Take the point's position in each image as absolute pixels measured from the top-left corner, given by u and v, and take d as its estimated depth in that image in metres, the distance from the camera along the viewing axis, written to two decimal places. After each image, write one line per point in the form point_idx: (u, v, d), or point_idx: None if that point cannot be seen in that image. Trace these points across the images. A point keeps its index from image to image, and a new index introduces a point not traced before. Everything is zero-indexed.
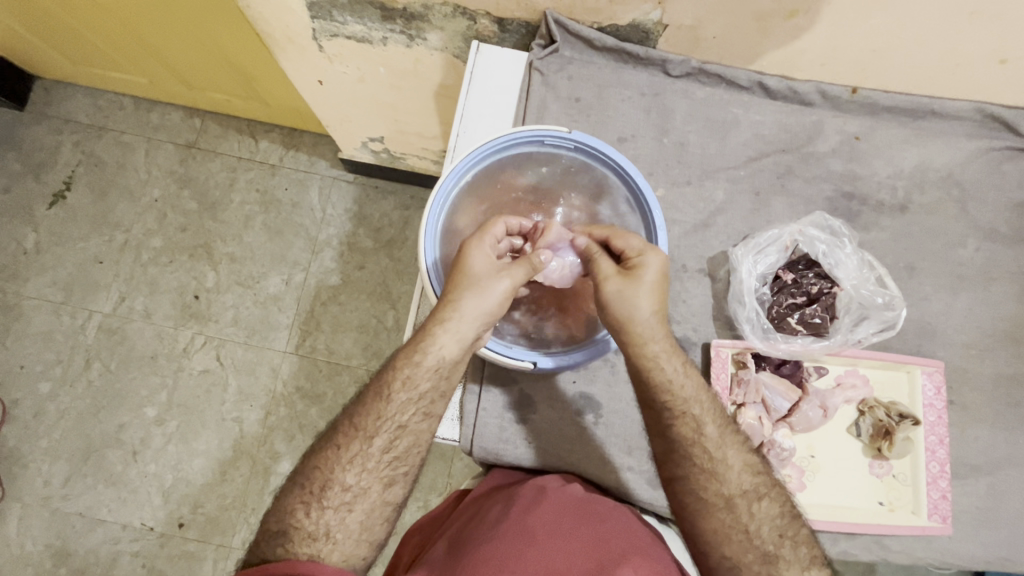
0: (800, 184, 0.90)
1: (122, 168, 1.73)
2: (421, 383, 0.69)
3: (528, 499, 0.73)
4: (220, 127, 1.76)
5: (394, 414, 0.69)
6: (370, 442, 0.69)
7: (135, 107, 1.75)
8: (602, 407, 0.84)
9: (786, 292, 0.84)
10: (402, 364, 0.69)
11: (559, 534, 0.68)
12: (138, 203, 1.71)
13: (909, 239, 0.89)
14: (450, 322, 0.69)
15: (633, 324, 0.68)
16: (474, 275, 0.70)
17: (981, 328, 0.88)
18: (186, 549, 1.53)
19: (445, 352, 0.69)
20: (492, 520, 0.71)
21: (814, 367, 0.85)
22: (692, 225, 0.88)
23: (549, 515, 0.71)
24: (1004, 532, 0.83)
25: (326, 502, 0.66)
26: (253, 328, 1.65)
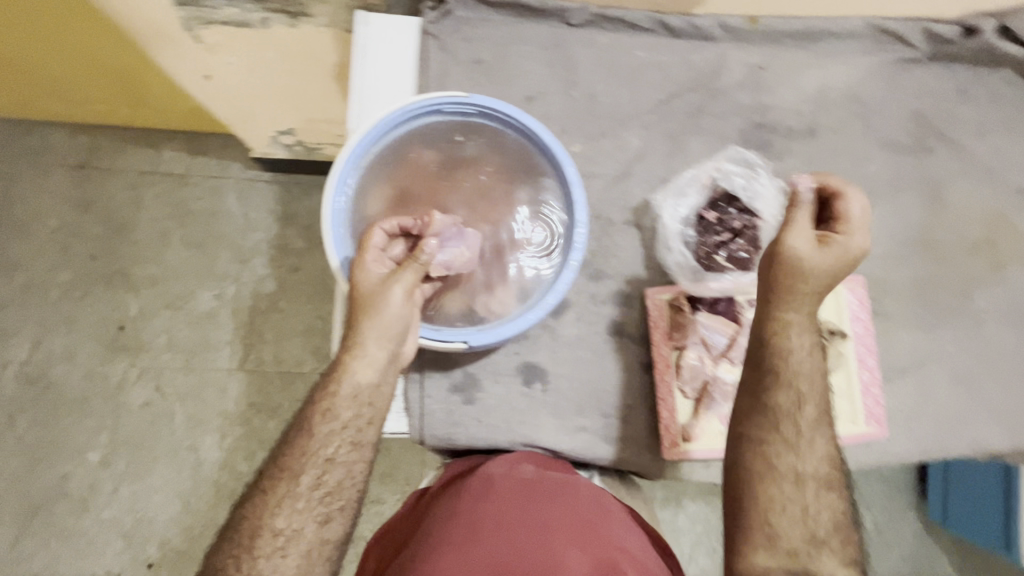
0: (712, 121, 0.89)
1: (8, 201, 1.56)
2: (343, 413, 0.66)
3: (478, 491, 0.71)
4: (112, 141, 1.60)
5: (317, 448, 0.66)
6: (299, 478, 0.65)
7: (9, 131, 1.57)
8: (548, 374, 0.83)
9: (711, 231, 0.83)
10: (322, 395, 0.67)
11: (512, 526, 0.67)
12: (36, 237, 1.56)
13: (821, 161, 0.91)
14: (358, 347, 0.66)
15: (809, 272, 0.68)
16: (369, 294, 0.65)
17: (894, 238, 0.92)
18: None
19: (360, 377, 0.67)
20: (443, 519, 0.69)
21: (746, 301, 0.84)
22: (612, 177, 0.87)
23: (501, 505, 0.69)
24: (931, 425, 0.89)
25: (257, 551, 0.63)
26: (191, 351, 1.56)
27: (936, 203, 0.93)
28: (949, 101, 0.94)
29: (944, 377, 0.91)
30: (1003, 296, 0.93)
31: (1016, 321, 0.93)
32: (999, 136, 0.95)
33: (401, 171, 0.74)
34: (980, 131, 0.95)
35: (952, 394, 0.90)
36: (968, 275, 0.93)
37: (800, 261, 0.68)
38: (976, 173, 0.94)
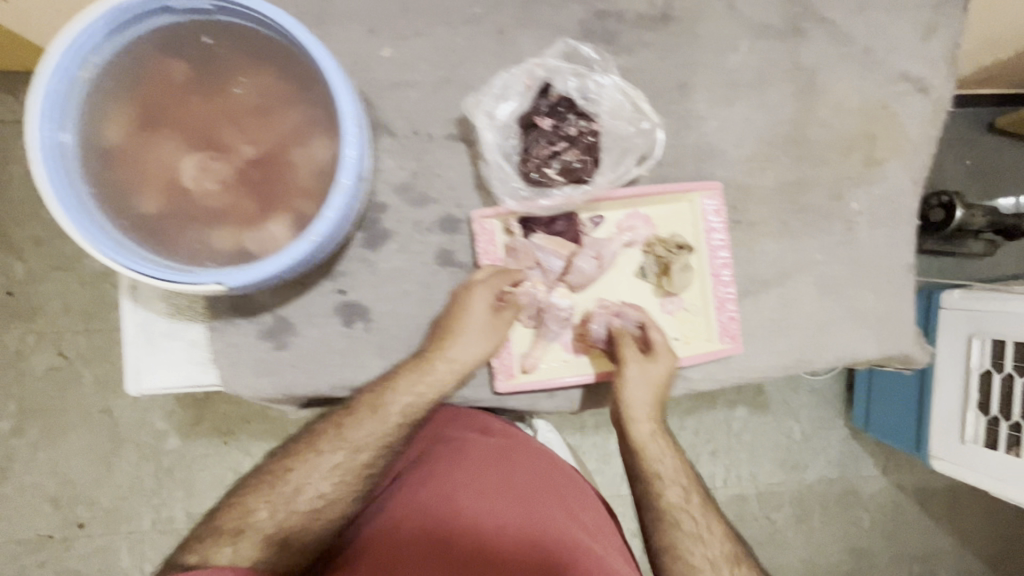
0: (547, 11, 0.77)
1: None
2: (403, 403, 0.71)
3: (447, 457, 0.75)
4: None
5: (374, 430, 0.70)
6: (354, 442, 0.70)
7: None
8: (370, 313, 0.76)
9: (542, 139, 0.73)
10: (398, 386, 0.71)
11: (485, 494, 0.73)
12: None
13: (677, 53, 0.80)
14: (443, 359, 0.72)
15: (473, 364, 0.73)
16: (474, 321, 0.71)
17: (762, 138, 0.83)
18: (97, 544, 1.49)
19: (443, 384, 0.72)
20: (415, 492, 0.73)
21: (589, 218, 0.78)
22: (432, 84, 0.75)
23: (471, 472, 0.74)
24: (795, 339, 0.85)
25: (290, 505, 0.67)
26: (90, 313, 1.48)
27: (809, 95, 0.83)
28: None
29: (812, 288, 0.85)
30: (877, 196, 0.86)
31: (891, 223, 0.87)
32: (881, 12, 0.84)
33: (143, 88, 0.61)
34: (860, 7, 0.83)
35: (818, 305, 0.85)
36: (841, 175, 0.85)
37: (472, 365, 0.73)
38: (855, 57, 0.84)
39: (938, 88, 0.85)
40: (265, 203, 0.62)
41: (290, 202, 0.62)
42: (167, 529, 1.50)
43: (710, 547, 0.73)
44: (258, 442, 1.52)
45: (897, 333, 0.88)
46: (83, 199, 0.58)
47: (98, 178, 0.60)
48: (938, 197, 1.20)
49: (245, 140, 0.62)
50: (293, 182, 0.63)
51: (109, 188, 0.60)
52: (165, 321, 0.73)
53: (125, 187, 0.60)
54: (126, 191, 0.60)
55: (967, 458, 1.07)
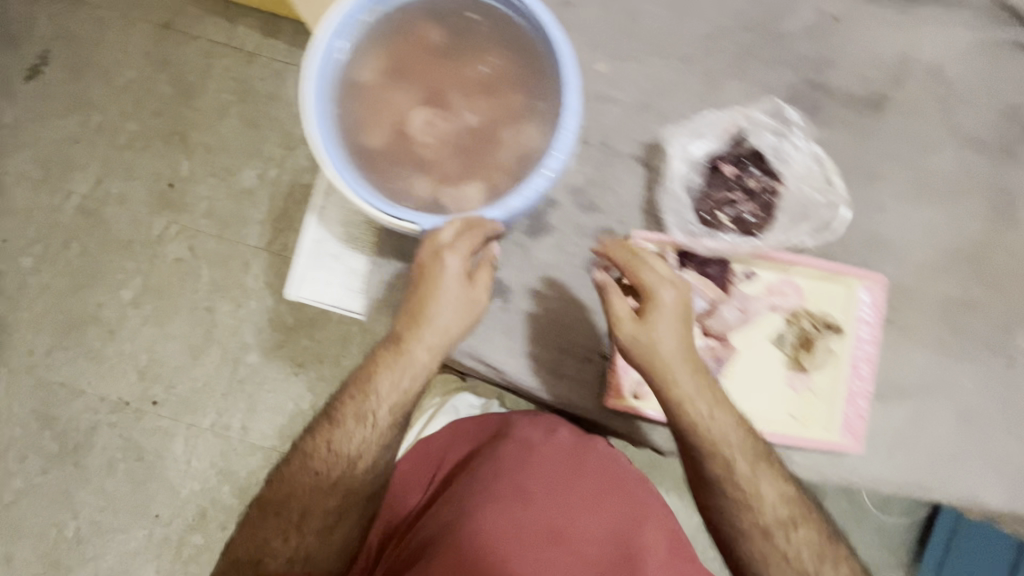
0: (760, 68, 0.79)
1: (98, 47, 1.71)
2: (396, 386, 0.70)
3: (516, 456, 0.80)
4: (198, 10, 1.71)
5: (358, 431, 0.72)
6: (343, 458, 0.72)
7: None
8: (511, 295, 0.80)
9: (724, 186, 0.76)
10: (384, 363, 0.69)
11: (556, 492, 0.78)
12: (115, 86, 1.70)
13: (876, 140, 0.80)
14: (420, 330, 0.68)
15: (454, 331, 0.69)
16: (449, 293, 0.67)
17: (938, 246, 0.80)
18: (159, 424, 1.62)
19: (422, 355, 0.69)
20: (484, 479, 0.79)
21: (742, 271, 0.78)
22: (633, 106, 0.79)
23: (540, 471, 0.79)
24: (919, 459, 0.80)
25: (303, 527, 0.73)
26: (226, 221, 1.65)
27: (1000, 219, 0.80)
28: None
29: (950, 414, 0.80)
30: None
31: None
32: None
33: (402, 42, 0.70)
34: None
35: (952, 433, 0.80)
36: (1015, 309, 0.80)
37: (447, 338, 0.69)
38: None
39: None
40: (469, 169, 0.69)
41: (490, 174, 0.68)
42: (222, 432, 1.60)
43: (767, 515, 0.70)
44: (324, 382, 1.62)
45: None
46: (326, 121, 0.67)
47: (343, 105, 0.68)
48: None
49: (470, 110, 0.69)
50: (498, 159, 0.68)
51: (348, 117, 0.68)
52: (336, 243, 0.81)
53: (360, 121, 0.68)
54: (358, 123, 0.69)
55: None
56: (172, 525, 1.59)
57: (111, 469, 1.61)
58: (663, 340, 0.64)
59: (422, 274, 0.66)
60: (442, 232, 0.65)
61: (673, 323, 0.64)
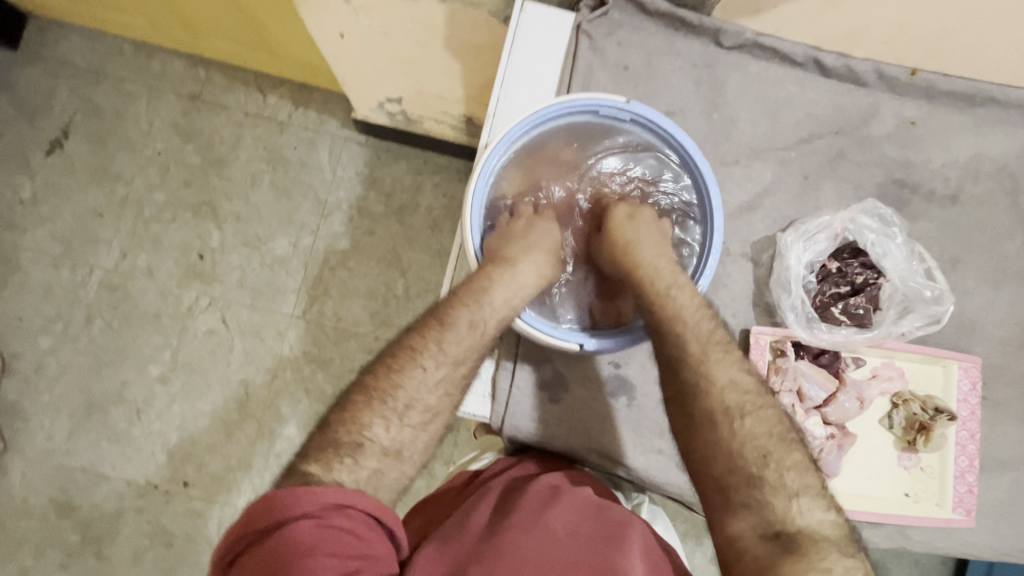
0: (850, 168, 0.86)
1: (121, 117, 1.66)
2: (489, 320, 0.72)
3: (543, 495, 0.70)
4: (225, 78, 1.68)
5: (435, 380, 0.69)
6: (404, 420, 0.67)
7: (135, 53, 1.68)
8: (635, 391, 0.83)
9: (830, 281, 0.82)
10: (494, 290, 0.73)
11: (582, 533, 0.66)
12: (139, 155, 1.66)
13: (956, 230, 0.87)
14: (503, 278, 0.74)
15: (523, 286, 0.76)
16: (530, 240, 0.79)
17: (1019, 325, 0.87)
18: (190, 507, 1.53)
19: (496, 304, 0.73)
20: (503, 513, 0.68)
21: (851, 358, 0.84)
22: (737, 206, 0.85)
23: (568, 511, 0.68)
24: (1022, 528, 0.85)
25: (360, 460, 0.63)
26: (260, 290, 1.61)
27: None
28: None
29: None
30: None
31: None
32: None
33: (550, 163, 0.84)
34: None
35: None
36: None
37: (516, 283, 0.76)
38: None
39: None
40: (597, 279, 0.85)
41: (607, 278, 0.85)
42: None
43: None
44: None
45: None
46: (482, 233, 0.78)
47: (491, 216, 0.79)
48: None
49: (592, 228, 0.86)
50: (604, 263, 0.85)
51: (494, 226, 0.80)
52: None
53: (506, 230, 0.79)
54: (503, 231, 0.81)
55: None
56: None
57: (138, 557, 1.51)
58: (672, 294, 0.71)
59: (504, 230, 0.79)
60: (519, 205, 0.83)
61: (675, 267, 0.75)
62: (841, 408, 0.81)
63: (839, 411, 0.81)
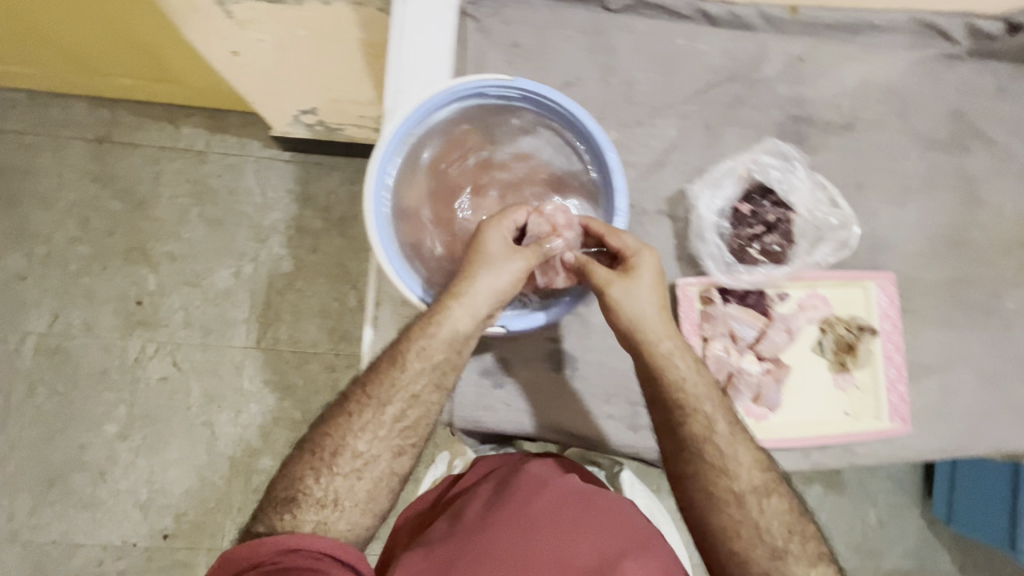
0: (749, 112, 0.88)
1: (30, 174, 1.58)
2: (435, 354, 0.71)
3: (529, 489, 0.75)
4: (133, 115, 1.60)
5: (362, 426, 0.71)
6: (335, 470, 0.69)
7: (30, 102, 1.59)
8: (576, 361, 0.84)
9: (745, 223, 0.84)
10: (413, 332, 0.71)
11: (560, 525, 0.70)
12: (55, 209, 1.58)
13: (856, 156, 0.90)
14: (466, 296, 0.69)
15: (493, 301, 0.70)
16: (489, 254, 0.71)
17: (926, 236, 0.92)
18: (177, 557, 1.50)
19: (459, 326, 0.70)
20: (490, 513, 0.73)
21: (776, 294, 0.86)
22: (647, 165, 0.86)
23: (551, 504, 0.73)
24: (957, 424, 0.89)
25: (337, 469, 0.69)
26: (209, 327, 1.57)
27: (970, 204, 0.92)
28: (988, 100, 0.94)
29: (971, 378, 0.90)
30: None
31: None
32: None
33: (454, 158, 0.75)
34: (1015, 130, 0.94)
35: (978, 395, 0.90)
36: (999, 277, 0.92)
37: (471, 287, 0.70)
38: (1011, 172, 0.93)
39: None
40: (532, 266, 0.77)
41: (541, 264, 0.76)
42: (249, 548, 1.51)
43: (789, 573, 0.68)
44: None
45: None
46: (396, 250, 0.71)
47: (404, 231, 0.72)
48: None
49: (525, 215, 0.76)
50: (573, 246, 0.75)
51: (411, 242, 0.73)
52: None
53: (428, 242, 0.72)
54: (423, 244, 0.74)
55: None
56: None
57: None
58: (639, 307, 0.72)
59: (469, 245, 0.72)
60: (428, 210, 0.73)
61: (654, 278, 0.73)
62: (772, 339, 0.85)
63: (773, 344, 0.85)
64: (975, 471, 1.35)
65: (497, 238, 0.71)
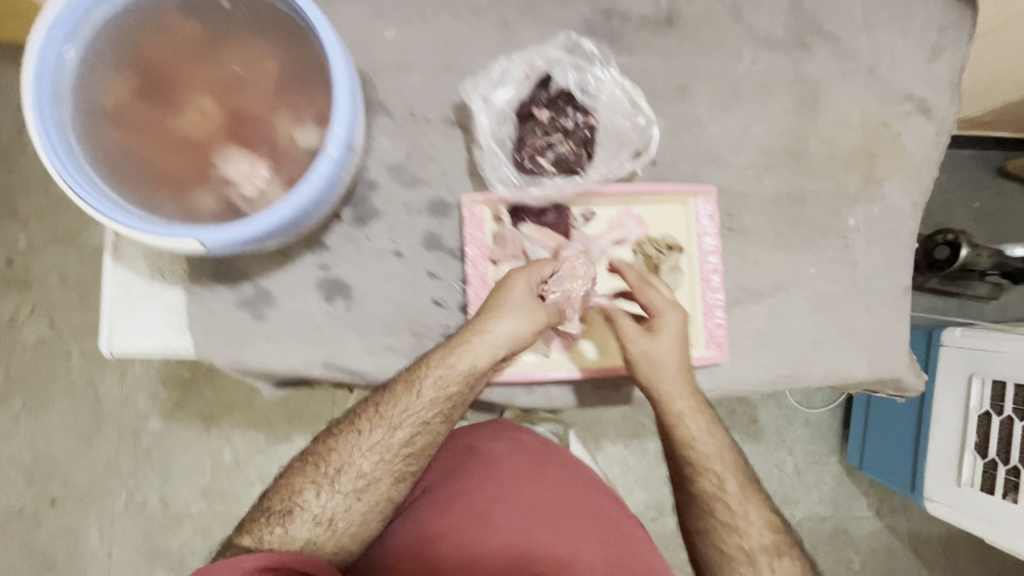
0: (552, 5, 0.77)
1: None
2: (451, 385, 0.69)
3: (480, 473, 0.82)
4: None
5: (371, 446, 0.71)
6: (336, 487, 0.71)
7: None
8: (352, 291, 0.75)
9: (537, 129, 0.73)
10: (432, 360, 0.69)
11: (519, 506, 0.78)
12: None
13: (680, 56, 0.80)
14: (486, 334, 0.67)
15: (512, 347, 0.68)
16: (515, 297, 0.68)
17: (759, 147, 0.83)
18: (66, 522, 1.37)
19: (479, 363, 0.68)
20: (450, 501, 0.79)
21: (580, 213, 0.78)
22: (432, 67, 0.76)
23: (504, 487, 0.80)
24: (787, 352, 0.83)
25: (338, 486, 0.71)
26: (86, 288, 1.35)
27: (811, 110, 0.83)
28: None
29: (803, 302, 0.83)
30: (877, 215, 0.85)
31: (888, 242, 0.85)
32: (890, 30, 0.83)
33: (158, 50, 0.62)
34: (871, 25, 0.83)
35: (809, 320, 0.84)
36: (840, 192, 0.84)
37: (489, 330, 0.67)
38: (860, 74, 0.84)
39: (943, 111, 0.85)
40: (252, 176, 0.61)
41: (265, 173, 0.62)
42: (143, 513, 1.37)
43: (752, 538, 0.72)
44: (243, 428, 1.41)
45: (887, 355, 0.86)
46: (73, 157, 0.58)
47: (100, 144, 0.60)
48: (943, 235, 1.21)
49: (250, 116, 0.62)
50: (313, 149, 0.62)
51: (112, 156, 0.60)
52: (142, 282, 0.72)
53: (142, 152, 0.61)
54: (129, 158, 0.61)
55: (966, 501, 1.07)
56: None
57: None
58: (667, 362, 0.71)
59: (499, 284, 0.70)
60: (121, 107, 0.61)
61: (676, 338, 0.71)
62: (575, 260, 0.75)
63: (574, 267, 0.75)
64: (883, 402, 1.28)
65: (523, 283, 0.68)
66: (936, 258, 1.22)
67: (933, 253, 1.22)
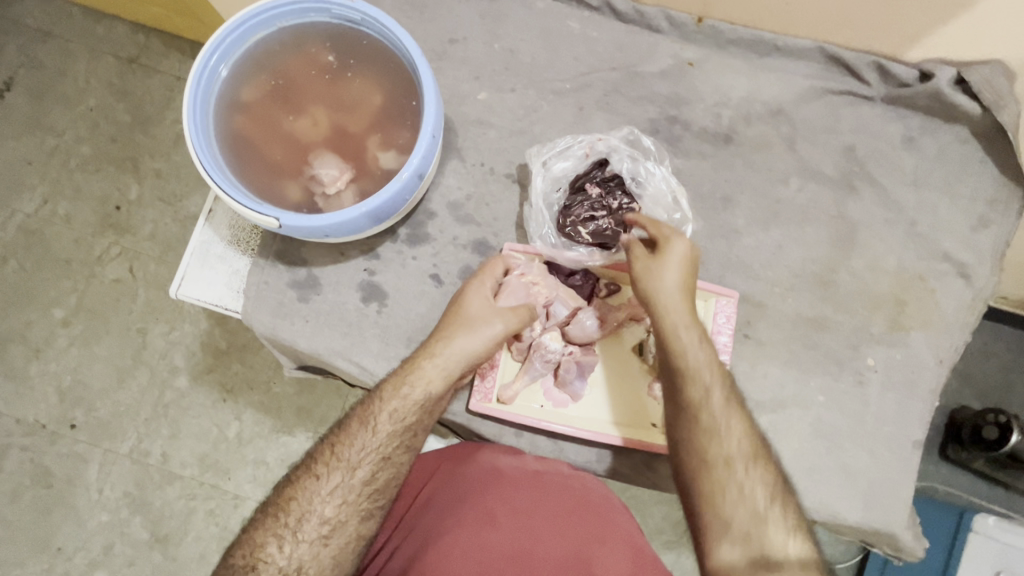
0: (624, 103, 0.88)
1: (61, 75, 1.47)
2: (406, 415, 0.72)
3: (479, 477, 0.76)
4: (164, 45, 1.47)
5: (330, 490, 0.69)
6: (298, 536, 0.67)
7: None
8: (387, 297, 0.84)
9: (585, 202, 0.82)
10: (385, 394, 0.72)
11: (522, 513, 0.73)
12: (74, 109, 1.46)
13: (728, 169, 0.88)
14: (438, 355, 0.73)
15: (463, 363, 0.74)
16: (468, 315, 0.75)
17: (788, 267, 0.87)
18: (74, 450, 1.37)
19: (431, 385, 0.72)
20: (451, 505, 0.74)
21: (605, 284, 0.86)
22: (509, 130, 0.88)
23: (506, 492, 0.75)
24: None
25: (301, 535, 0.67)
26: (172, 246, 1.42)
27: (846, 244, 0.87)
28: (889, 147, 0.88)
29: (804, 426, 0.84)
30: (896, 360, 0.85)
31: (905, 392, 0.85)
32: (937, 192, 0.87)
33: (295, 68, 0.75)
34: (919, 185, 0.87)
35: (807, 445, 0.83)
36: (861, 328, 0.86)
37: (442, 347, 0.74)
38: (900, 225, 0.87)
39: (982, 278, 0.86)
40: (337, 181, 0.73)
41: (347, 183, 0.74)
42: (141, 462, 1.36)
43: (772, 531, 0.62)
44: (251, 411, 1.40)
45: (887, 506, 0.82)
46: (208, 136, 0.71)
47: (229, 128, 0.73)
48: (994, 414, 1.17)
49: (352, 136, 0.75)
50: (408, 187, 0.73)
51: (235, 138, 0.73)
52: (221, 245, 0.85)
53: (256, 142, 0.74)
54: (244, 147, 0.74)
55: None
56: (74, 563, 1.33)
57: (19, 496, 1.36)
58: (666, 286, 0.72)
59: (452, 306, 0.77)
60: (260, 105, 0.74)
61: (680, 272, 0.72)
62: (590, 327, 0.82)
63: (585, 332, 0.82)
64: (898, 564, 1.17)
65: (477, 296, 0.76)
66: (983, 437, 1.16)
67: (980, 431, 1.17)
